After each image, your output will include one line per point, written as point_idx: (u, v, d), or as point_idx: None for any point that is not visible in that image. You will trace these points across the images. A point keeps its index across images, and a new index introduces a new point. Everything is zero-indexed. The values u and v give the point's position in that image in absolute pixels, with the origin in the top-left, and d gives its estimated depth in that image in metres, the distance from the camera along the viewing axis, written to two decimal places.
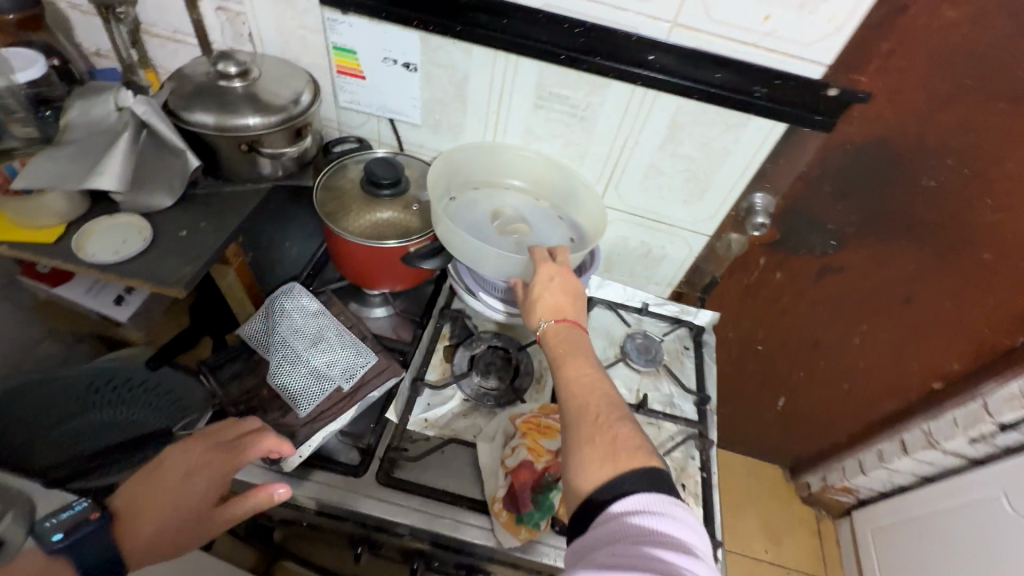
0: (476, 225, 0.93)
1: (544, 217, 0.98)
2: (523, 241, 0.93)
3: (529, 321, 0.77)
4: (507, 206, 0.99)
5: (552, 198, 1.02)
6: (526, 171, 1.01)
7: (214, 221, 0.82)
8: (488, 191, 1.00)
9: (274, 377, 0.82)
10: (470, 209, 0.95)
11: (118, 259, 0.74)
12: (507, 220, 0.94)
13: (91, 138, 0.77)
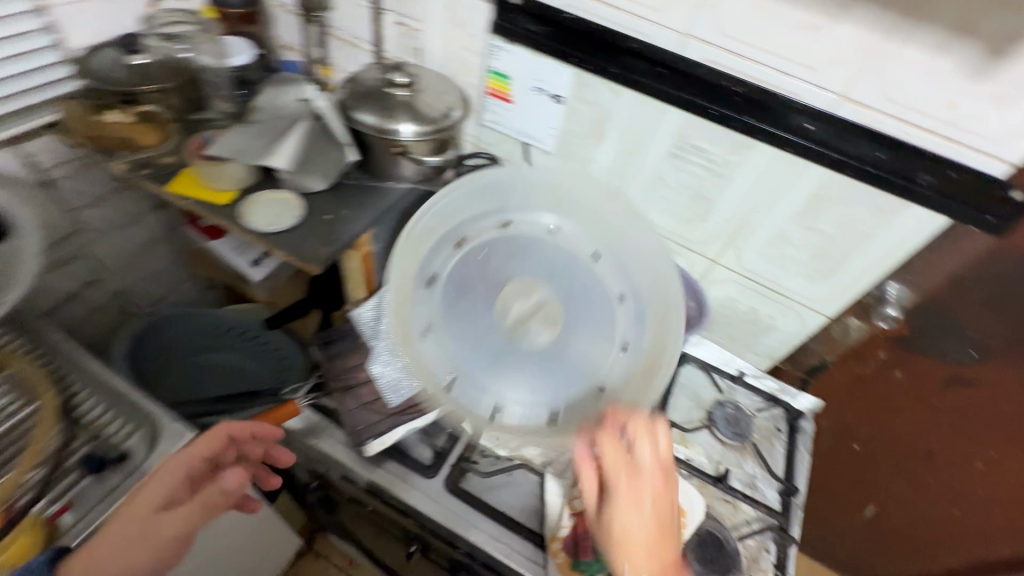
0: (490, 332, 0.75)
1: (575, 284, 0.79)
2: (564, 333, 0.76)
3: (612, 561, 0.61)
4: (513, 271, 0.79)
5: (569, 248, 0.82)
6: (545, 197, 0.84)
7: (353, 210, 0.89)
8: (488, 245, 0.81)
9: (372, 364, 0.86)
10: (474, 284, 0.78)
11: (275, 230, 0.83)
12: (529, 309, 0.75)
13: (275, 122, 0.89)
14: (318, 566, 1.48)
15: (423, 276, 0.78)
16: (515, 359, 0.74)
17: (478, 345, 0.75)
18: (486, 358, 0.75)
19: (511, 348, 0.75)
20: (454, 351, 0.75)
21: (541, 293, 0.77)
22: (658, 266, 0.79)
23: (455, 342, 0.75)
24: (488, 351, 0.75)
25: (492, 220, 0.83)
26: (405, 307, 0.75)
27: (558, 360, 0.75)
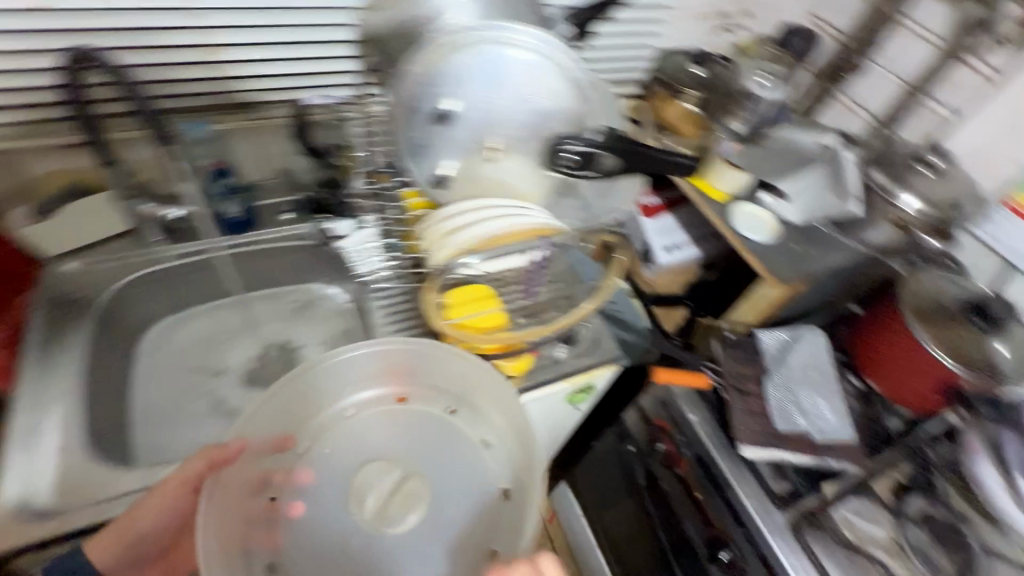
0: (332, 511, 0.67)
1: (429, 488, 0.70)
2: (403, 539, 0.66)
3: None
4: (368, 454, 0.72)
5: (421, 453, 0.73)
6: (362, 409, 0.76)
7: (817, 251, 1.00)
8: (315, 455, 0.71)
9: (767, 383, 0.95)
10: (299, 511, 0.67)
11: (761, 242, 1.00)
12: (384, 491, 0.68)
13: (789, 156, 1.04)
14: None
15: (256, 495, 0.67)
16: (341, 530, 0.66)
17: (316, 532, 0.65)
18: (319, 551, 0.65)
19: (341, 529, 0.66)
20: (290, 546, 0.64)
21: (401, 472, 0.70)
22: (502, 409, 0.75)
23: (288, 538, 0.65)
24: (317, 538, 0.65)
25: (320, 445, 0.72)
26: (230, 514, 0.64)
27: (400, 552, 0.65)
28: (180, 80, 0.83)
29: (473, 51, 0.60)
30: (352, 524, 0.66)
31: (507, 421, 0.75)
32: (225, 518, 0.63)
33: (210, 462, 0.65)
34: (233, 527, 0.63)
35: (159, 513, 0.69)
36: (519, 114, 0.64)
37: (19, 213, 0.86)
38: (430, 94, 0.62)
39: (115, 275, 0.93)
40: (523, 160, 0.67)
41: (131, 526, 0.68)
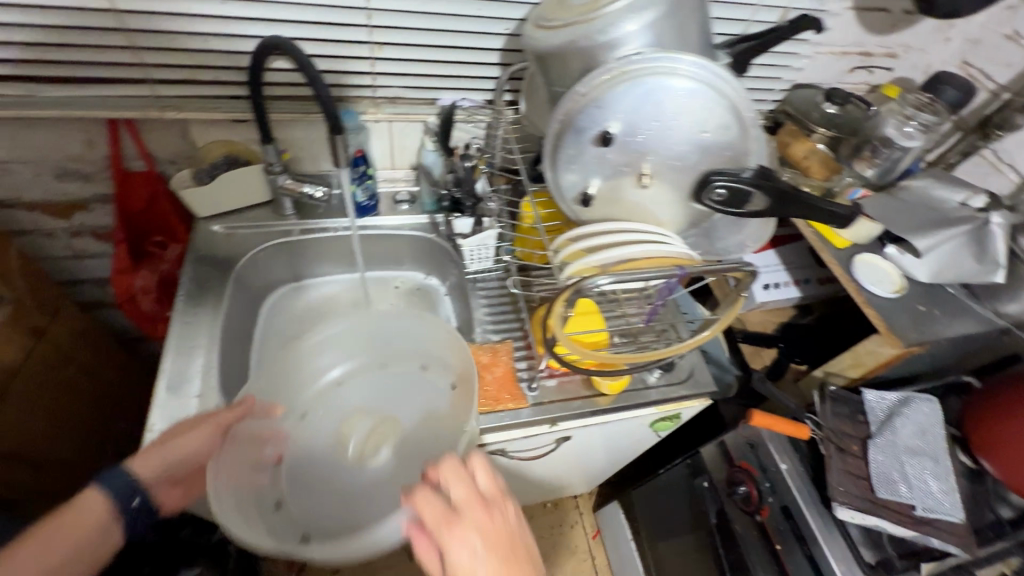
0: (328, 453, 0.84)
1: (387, 434, 0.84)
2: (371, 471, 0.81)
3: None
4: (343, 410, 0.88)
5: (381, 403, 0.88)
6: (330, 381, 0.90)
7: (944, 314, 0.94)
8: (303, 413, 0.87)
9: (869, 446, 0.91)
10: (301, 454, 0.83)
11: (881, 295, 0.95)
12: (362, 433, 0.84)
13: (927, 210, 0.98)
14: (572, 514, 1.74)
15: (261, 448, 0.80)
16: (334, 463, 0.83)
17: (319, 470, 0.82)
18: (317, 481, 0.81)
19: (332, 462, 0.83)
20: (296, 486, 0.80)
21: (375, 419, 0.86)
22: (438, 338, 0.88)
23: (291, 480, 0.81)
24: (315, 471, 0.82)
25: (304, 407, 0.87)
26: (242, 459, 0.76)
27: (371, 480, 0.80)
28: (339, 73, 0.89)
29: (650, 79, 0.59)
30: (343, 458, 0.83)
31: (445, 365, 0.88)
32: (235, 460, 0.74)
33: (236, 414, 0.74)
34: (243, 470, 0.76)
35: (197, 444, 0.71)
36: (679, 146, 0.63)
37: (183, 177, 0.97)
38: (598, 116, 0.61)
39: (253, 240, 1.03)
40: (669, 188, 0.66)
41: (167, 446, 0.70)
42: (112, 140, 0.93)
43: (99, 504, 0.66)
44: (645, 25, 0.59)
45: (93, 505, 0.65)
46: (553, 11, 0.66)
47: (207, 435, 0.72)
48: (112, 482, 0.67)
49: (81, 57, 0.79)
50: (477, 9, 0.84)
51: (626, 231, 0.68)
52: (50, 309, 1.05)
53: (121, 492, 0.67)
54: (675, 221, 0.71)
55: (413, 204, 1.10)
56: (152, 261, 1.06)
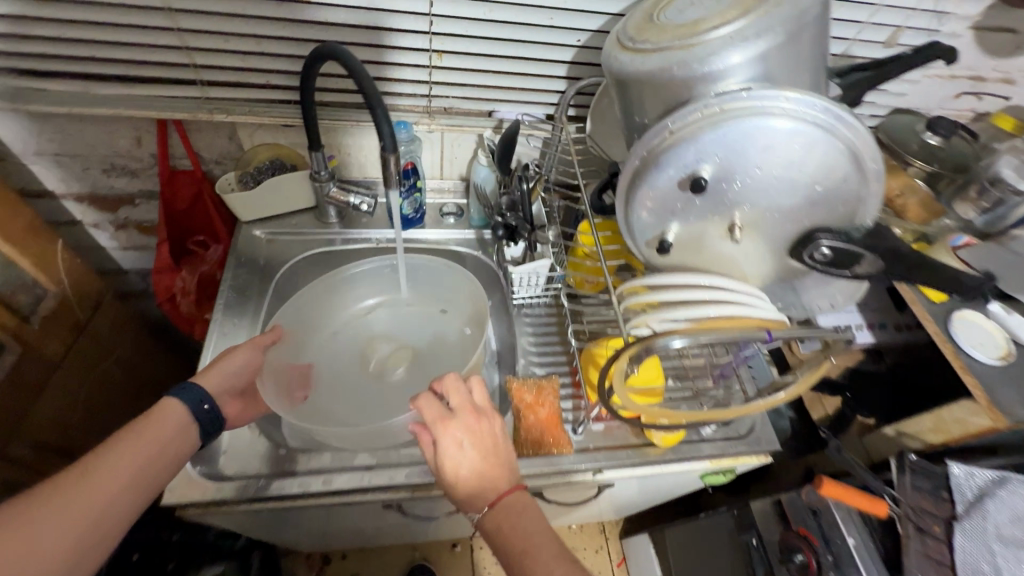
0: (354, 367, 0.94)
1: (403, 358, 0.95)
2: (395, 384, 0.92)
3: (456, 503, 0.66)
4: (371, 331, 0.99)
5: (394, 333, 0.99)
6: (359, 304, 1.01)
7: None
8: (338, 335, 0.98)
9: (953, 530, 0.80)
10: (334, 363, 0.94)
11: (982, 362, 0.84)
12: (385, 353, 0.95)
13: None
14: (597, 539, 1.68)
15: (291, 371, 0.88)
16: (361, 379, 0.93)
17: (347, 383, 0.92)
18: (347, 390, 0.91)
19: (361, 378, 0.92)
20: (332, 397, 0.90)
21: (396, 337, 0.98)
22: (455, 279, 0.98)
23: (328, 391, 0.90)
24: (346, 385, 0.92)
25: (338, 327, 0.99)
26: (282, 379, 0.86)
27: (395, 389, 0.91)
28: (394, 81, 0.84)
29: (757, 118, 0.49)
30: (365, 371, 0.93)
31: (457, 312, 1.00)
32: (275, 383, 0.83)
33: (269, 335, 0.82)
34: (281, 391, 0.84)
35: (239, 365, 0.77)
36: (783, 197, 0.53)
37: (228, 180, 0.93)
38: (689, 156, 0.53)
39: (295, 248, 0.99)
40: (762, 242, 0.58)
41: (220, 362, 0.76)
42: (160, 138, 0.90)
43: (177, 415, 0.68)
44: (755, 55, 0.49)
45: (175, 412, 0.68)
46: (642, 30, 0.57)
47: (251, 353, 0.79)
48: (183, 394, 0.70)
49: (133, 56, 0.76)
50: (548, 19, 0.77)
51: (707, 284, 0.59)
52: (90, 303, 1.04)
53: (192, 398, 0.71)
54: (763, 276, 0.62)
55: (460, 218, 1.05)
56: (193, 261, 1.04)
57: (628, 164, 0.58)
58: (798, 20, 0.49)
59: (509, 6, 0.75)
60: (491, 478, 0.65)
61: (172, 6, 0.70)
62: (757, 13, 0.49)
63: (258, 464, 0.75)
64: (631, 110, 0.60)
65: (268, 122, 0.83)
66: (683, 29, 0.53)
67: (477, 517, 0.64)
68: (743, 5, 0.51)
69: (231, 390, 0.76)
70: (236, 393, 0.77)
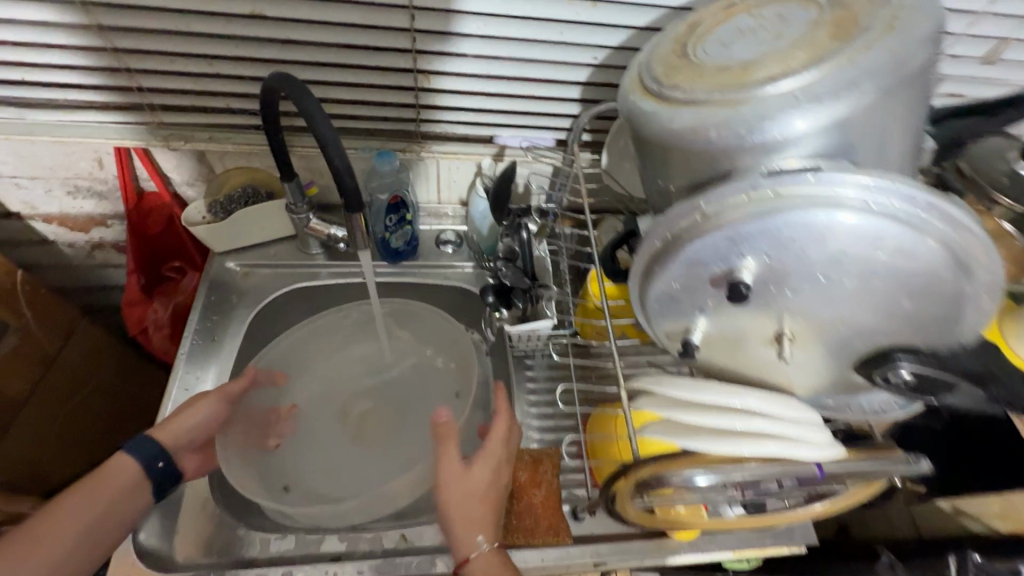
0: (336, 426, 0.81)
1: (384, 424, 0.82)
2: (370, 454, 0.80)
3: (459, 528, 0.58)
4: (360, 381, 0.85)
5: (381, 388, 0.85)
6: (352, 348, 0.87)
7: None
8: (324, 380, 0.85)
9: None
10: (312, 418, 0.81)
11: None
12: (368, 413, 0.83)
13: None
14: None
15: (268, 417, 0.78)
16: (335, 443, 0.80)
17: (318, 446, 0.80)
18: (318, 453, 0.79)
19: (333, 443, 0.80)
20: (299, 462, 0.78)
21: (382, 389, 0.85)
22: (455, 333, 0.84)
23: (296, 453, 0.79)
24: (319, 448, 0.80)
25: (325, 370, 0.85)
26: (253, 426, 0.76)
27: (369, 463, 0.79)
28: (378, 104, 0.71)
29: (827, 211, 0.36)
30: (345, 433, 0.81)
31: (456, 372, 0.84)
32: (246, 434, 0.75)
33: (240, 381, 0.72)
34: (251, 446, 0.75)
35: (203, 417, 0.68)
36: (854, 309, 0.40)
37: (197, 211, 0.83)
38: (727, 248, 0.40)
39: (272, 282, 0.88)
40: (821, 352, 0.44)
41: (179, 415, 0.67)
42: (120, 164, 0.81)
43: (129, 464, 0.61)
44: (827, 121, 0.36)
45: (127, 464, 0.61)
46: (671, 69, 0.43)
47: (217, 404, 0.69)
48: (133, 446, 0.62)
49: (74, 79, 0.66)
50: (558, 34, 0.63)
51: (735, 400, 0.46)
52: (61, 333, 0.97)
53: (148, 454, 0.62)
54: (817, 386, 0.48)
55: (459, 248, 0.90)
56: (167, 290, 0.95)
57: (644, 242, 0.45)
58: (893, 76, 0.35)
59: (509, 18, 0.62)
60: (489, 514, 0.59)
61: (99, 21, 0.59)
62: (834, 62, 0.35)
63: (212, 547, 0.65)
64: (653, 169, 0.46)
65: (232, 151, 0.73)
66: (726, 75, 0.39)
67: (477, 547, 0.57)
68: (813, 47, 0.37)
69: (189, 445, 0.67)
70: (195, 446, 0.68)
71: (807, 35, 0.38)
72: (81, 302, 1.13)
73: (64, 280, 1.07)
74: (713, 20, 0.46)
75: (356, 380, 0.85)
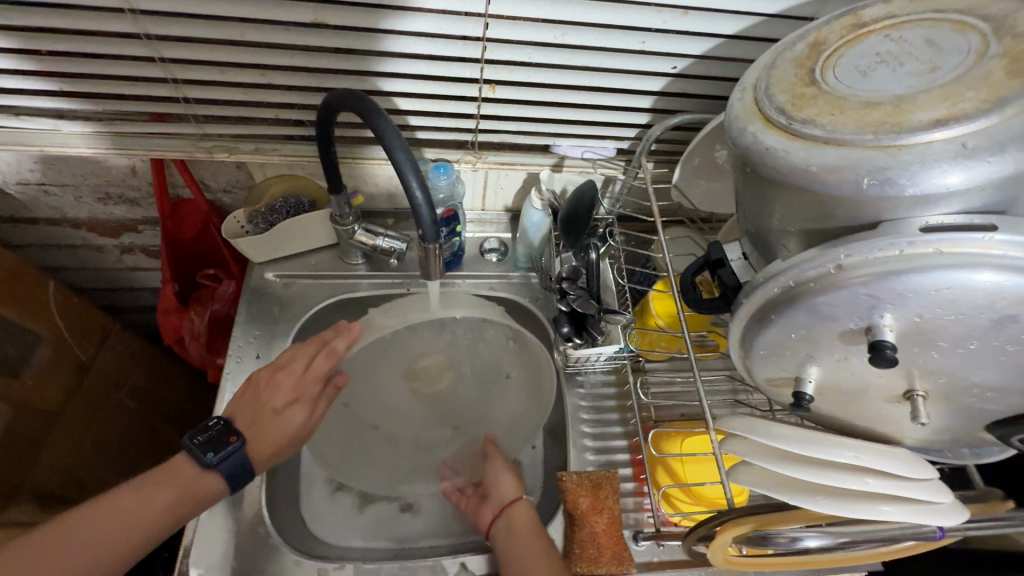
0: (396, 380, 0.82)
1: (446, 392, 0.82)
2: (423, 409, 0.82)
3: (507, 484, 0.70)
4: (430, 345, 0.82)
5: (462, 357, 0.83)
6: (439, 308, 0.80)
7: None
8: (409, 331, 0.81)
9: None
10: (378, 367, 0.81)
11: None
12: (429, 377, 0.82)
13: None
14: None
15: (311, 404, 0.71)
16: (394, 391, 0.81)
17: (378, 381, 0.81)
18: (379, 399, 0.81)
19: (393, 394, 0.81)
20: (362, 388, 0.81)
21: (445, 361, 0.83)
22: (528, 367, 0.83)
23: (361, 380, 0.81)
24: (381, 395, 0.81)
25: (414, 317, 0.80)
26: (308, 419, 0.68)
27: (415, 427, 0.81)
28: (435, 114, 0.68)
29: (997, 272, 0.33)
30: (405, 393, 0.82)
31: (525, 390, 0.82)
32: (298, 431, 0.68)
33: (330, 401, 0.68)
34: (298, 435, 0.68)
35: (296, 435, 0.64)
36: (1000, 371, 0.37)
37: (236, 219, 0.79)
38: (866, 306, 0.37)
39: (312, 292, 0.84)
40: (948, 406, 0.41)
41: (281, 445, 0.62)
42: (155, 172, 0.74)
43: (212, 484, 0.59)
44: (1000, 174, 0.32)
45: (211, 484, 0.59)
46: (800, 99, 0.39)
47: (308, 418, 0.65)
48: (227, 466, 0.59)
49: (118, 90, 0.61)
50: (640, 43, 0.58)
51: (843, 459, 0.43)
52: (95, 341, 0.93)
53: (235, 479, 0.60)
54: (927, 433, 0.46)
55: (503, 256, 0.86)
56: (202, 297, 0.90)
57: (758, 289, 0.41)
58: None
59: (589, 26, 0.57)
60: (518, 479, 0.71)
61: (148, 30, 0.55)
62: (1016, 107, 0.32)
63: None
64: (762, 207, 0.42)
65: (279, 162, 0.70)
66: (877, 113, 0.35)
67: (514, 496, 0.68)
68: (989, 87, 0.33)
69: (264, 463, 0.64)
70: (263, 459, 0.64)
71: (971, 74, 0.35)
72: (108, 305, 1.10)
73: (91, 282, 1.03)
74: (841, 40, 0.42)
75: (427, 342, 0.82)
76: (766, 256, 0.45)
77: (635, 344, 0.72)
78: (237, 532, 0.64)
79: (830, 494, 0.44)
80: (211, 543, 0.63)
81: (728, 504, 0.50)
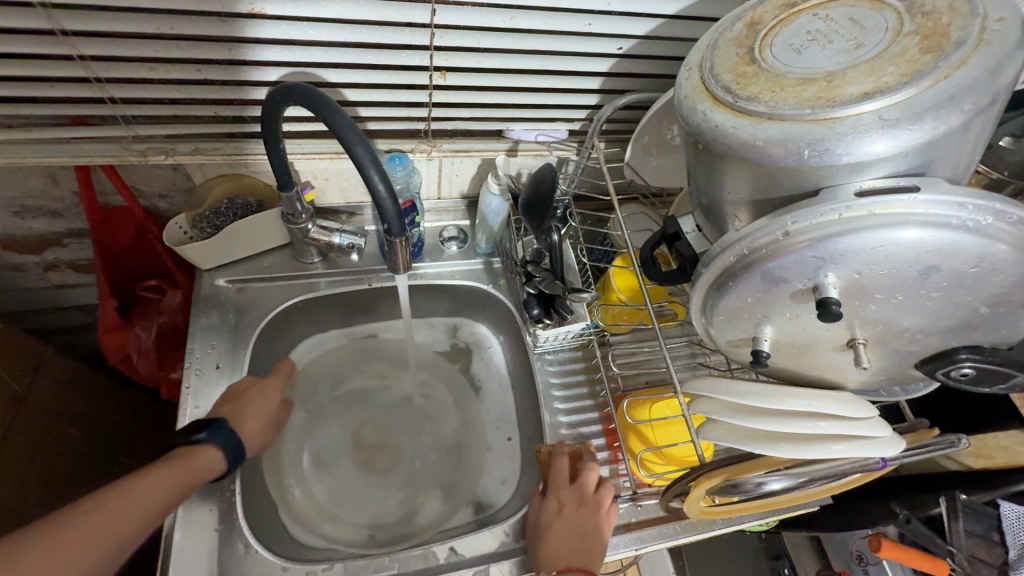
0: (358, 434, 0.83)
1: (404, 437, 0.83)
2: (395, 453, 0.82)
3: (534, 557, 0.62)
4: (385, 394, 0.86)
5: (418, 411, 0.86)
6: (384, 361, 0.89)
7: None
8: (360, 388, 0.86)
9: None
10: (333, 425, 0.83)
11: None
12: (384, 426, 0.84)
13: None
14: None
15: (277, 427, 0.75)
16: (351, 452, 0.81)
17: (338, 436, 0.82)
18: (343, 452, 0.81)
19: (353, 448, 0.81)
20: (324, 445, 0.81)
21: (403, 407, 0.86)
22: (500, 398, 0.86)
23: (323, 434, 0.82)
24: (340, 449, 0.81)
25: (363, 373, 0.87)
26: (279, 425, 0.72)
27: (387, 474, 0.80)
28: (385, 103, 0.66)
29: (921, 228, 0.37)
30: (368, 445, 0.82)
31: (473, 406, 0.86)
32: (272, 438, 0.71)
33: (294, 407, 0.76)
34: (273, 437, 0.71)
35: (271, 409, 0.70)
36: (928, 313, 0.42)
37: (178, 225, 0.75)
38: (813, 268, 0.40)
39: (268, 296, 0.81)
40: (885, 350, 0.46)
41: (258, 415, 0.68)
42: (80, 179, 0.68)
43: (209, 456, 0.61)
44: (918, 141, 0.36)
45: (212, 457, 0.61)
46: (743, 78, 0.41)
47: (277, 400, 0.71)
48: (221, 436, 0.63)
49: (33, 93, 0.56)
50: (587, 25, 0.59)
51: (796, 403, 0.47)
52: (28, 369, 0.86)
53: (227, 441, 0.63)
54: (868, 375, 0.51)
55: (463, 244, 0.86)
56: (147, 310, 0.85)
57: (716, 259, 0.44)
58: (986, 93, 0.36)
59: (536, 10, 0.58)
60: (558, 544, 0.61)
61: (65, 27, 0.50)
62: (930, 81, 0.36)
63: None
64: (714, 181, 0.45)
65: (222, 162, 0.67)
66: (813, 88, 0.38)
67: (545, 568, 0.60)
68: (907, 62, 0.37)
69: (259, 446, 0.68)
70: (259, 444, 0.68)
71: (891, 51, 0.38)
72: (36, 326, 1.01)
73: (13, 304, 0.95)
74: (775, 19, 0.44)
75: (391, 390, 0.87)
76: (720, 228, 0.48)
77: (600, 318, 0.73)
78: (218, 545, 0.63)
79: (790, 440, 0.48)
80: (191, 561, 0.61)
81: (699, 459, 0.54)
